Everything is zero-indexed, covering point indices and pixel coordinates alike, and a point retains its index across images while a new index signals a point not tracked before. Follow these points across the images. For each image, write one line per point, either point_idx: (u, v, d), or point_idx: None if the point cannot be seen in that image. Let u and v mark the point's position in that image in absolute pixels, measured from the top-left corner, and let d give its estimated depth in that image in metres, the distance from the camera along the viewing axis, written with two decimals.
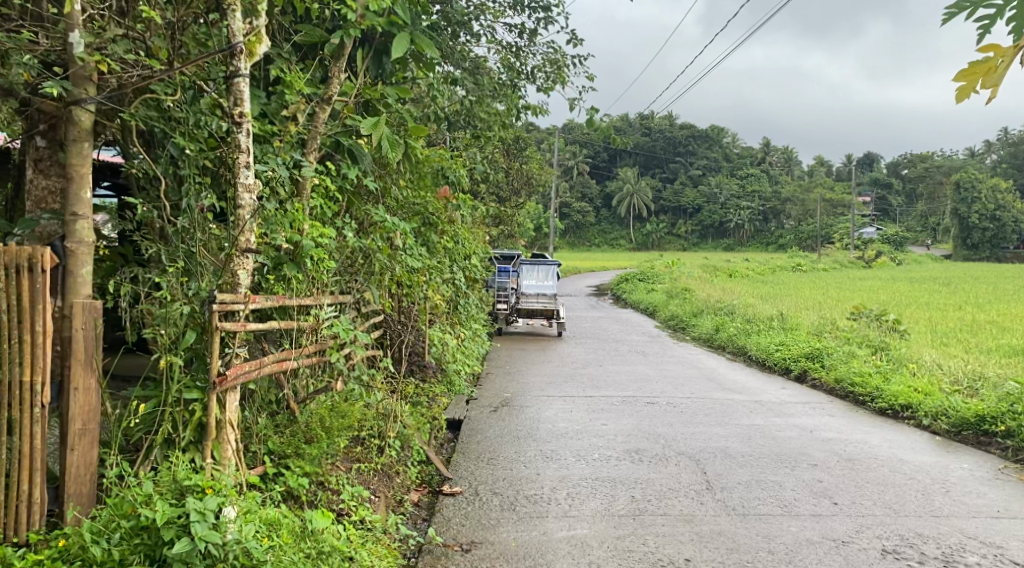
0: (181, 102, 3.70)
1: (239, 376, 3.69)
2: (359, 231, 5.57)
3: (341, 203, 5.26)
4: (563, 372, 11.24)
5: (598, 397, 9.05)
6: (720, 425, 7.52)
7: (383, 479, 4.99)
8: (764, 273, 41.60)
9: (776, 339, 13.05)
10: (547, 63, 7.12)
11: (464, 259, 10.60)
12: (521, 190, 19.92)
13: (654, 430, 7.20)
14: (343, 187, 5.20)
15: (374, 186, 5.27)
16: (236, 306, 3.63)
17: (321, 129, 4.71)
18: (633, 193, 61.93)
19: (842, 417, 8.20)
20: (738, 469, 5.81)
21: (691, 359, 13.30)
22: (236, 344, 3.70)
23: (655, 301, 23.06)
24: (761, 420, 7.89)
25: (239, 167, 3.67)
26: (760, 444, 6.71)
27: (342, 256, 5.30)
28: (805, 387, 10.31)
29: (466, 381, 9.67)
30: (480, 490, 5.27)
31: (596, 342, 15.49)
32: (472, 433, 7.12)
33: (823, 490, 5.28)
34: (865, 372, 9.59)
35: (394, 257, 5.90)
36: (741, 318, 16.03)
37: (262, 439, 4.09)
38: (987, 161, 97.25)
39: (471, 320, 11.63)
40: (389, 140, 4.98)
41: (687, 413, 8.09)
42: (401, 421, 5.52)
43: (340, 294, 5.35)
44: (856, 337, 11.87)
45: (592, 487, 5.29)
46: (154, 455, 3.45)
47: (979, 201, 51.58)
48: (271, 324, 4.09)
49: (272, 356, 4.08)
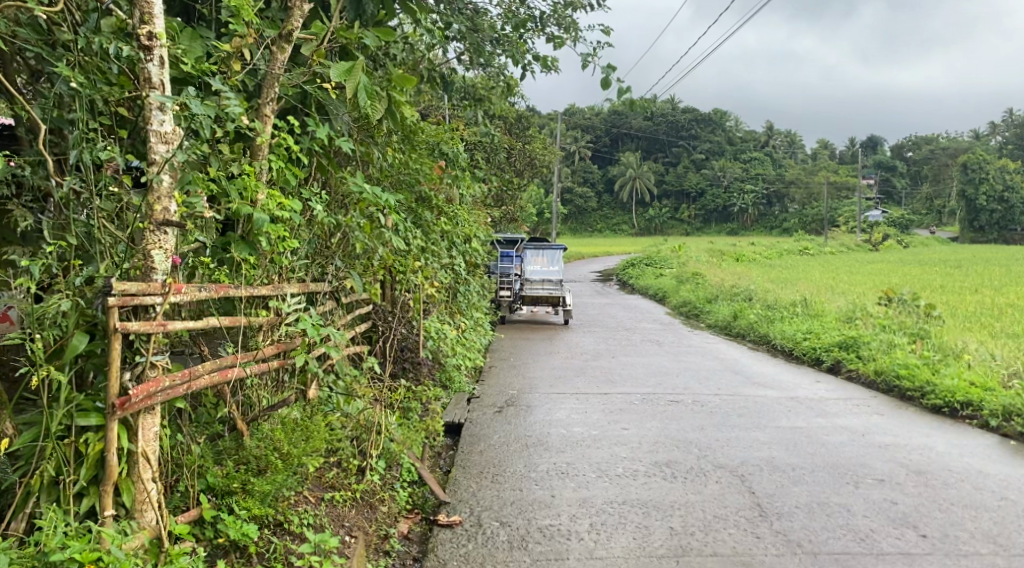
0: (69, 20, 2.75)
1: (153, 395, 2.71)
2: (334, 206, 4.60)
3: (310, 169, 4.27)
4: (573, 364, 10.30)
5: (614, 394, 8.10)
6: (758, 430, 6.57)
7: (363, 512, 4.01)
8: (770, 257, 40.69)
9: (803, 326, 12.08)
10: (558, 11, 6.09)
11: (463, 242, 9.64)
12: (524, 171, 18.90)
13: (684, 437, 6.27)
14: (311, 150, 4.23)
15: (349, 148, 4.27)
16: (149, 300, 2.67)
17: (279, 73, 3.73)
18: (636, 177, 60.88)
19: (894, 416, 7.24)
20: (792, 488, 4.88)
21: (709, 348, 12.35)
22: (150, 351, 2.72)
23: (664, 287, 22.07)
24: (803, 422, 6.94)
25: (150, 109, 2.73)
26: (810, 453, 5.76)
27: (313, 236, 4.32)
28: (841, 381, 9.36)
29: (466, 378, 8.75)
30: (484, 519, 4.33)
31: (606, 331, 14.55)
32: (474, 441, 6.16)
33: (903, 517, 4.34)
34: (911, 364, 8.63)
35: (378, 237, 4.92)
36: (760, 303, 15.06)
37: (198, 472, 3.12)
38: (993, 141, 96.03)
39: (471, 310, 10.69)
40: (367, 91, 3.98)
41: (718, 414, 7.14)
42: (388, 434, 4.57)
43: (311, 282, 4.39)
44: (892, 324, 10.89)
45: (620, 516, 4.36)
46: (31, 505, 2.53)
47: (987, 182, 50.62)
48: (208, 323, 3.12)
49: (210, 364, 3.11)
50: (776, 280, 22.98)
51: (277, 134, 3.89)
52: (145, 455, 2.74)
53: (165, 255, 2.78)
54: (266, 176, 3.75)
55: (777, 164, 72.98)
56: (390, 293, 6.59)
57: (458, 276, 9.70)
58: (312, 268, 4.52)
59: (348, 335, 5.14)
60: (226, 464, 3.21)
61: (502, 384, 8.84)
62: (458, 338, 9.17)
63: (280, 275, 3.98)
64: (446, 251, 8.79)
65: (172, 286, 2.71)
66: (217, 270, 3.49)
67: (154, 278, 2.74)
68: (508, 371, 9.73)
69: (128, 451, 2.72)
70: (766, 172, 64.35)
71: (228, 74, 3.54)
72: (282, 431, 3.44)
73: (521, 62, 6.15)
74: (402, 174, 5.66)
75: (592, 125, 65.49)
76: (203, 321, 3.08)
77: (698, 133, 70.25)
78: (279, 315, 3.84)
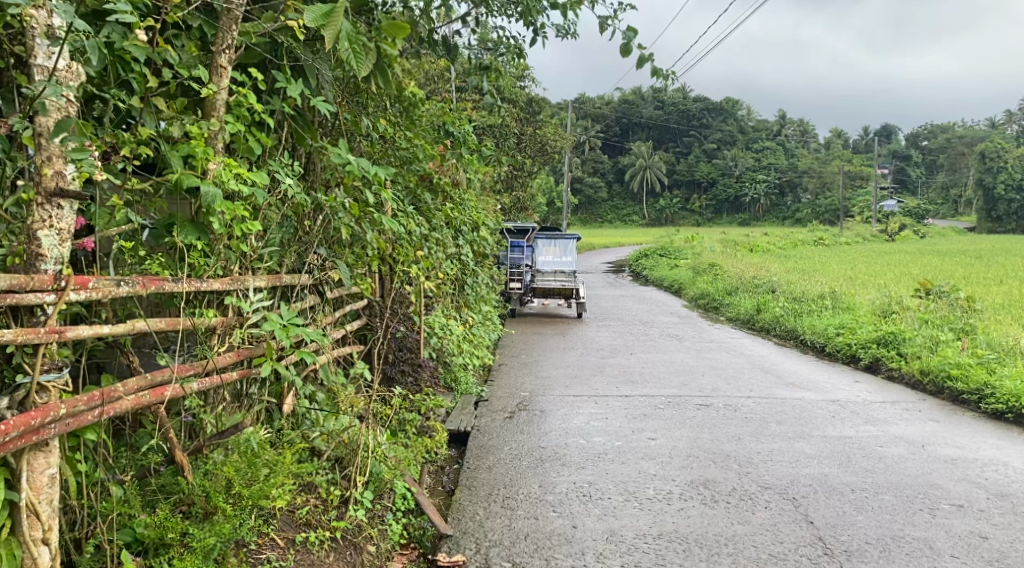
0: None
1: (39, 432, 2.03)
2: (313, 182, 3.87)
3: (280, 134, 3.54)
4: (589, 363, 9.56)
5: (636, 397, 7.36)
6: (802, 441, 5.81)
7: (345, 556, 3.29)
8: (785, 246, 39.77)
9: (834, 321, 11.30)
10: None
11: (470, 230, 8.91)
12: (535, 158, 18.09)
13: (720, 449, 5.55)
14: (283, 113, 3.49)
15: (329, 110, 3.54)
16: (35, 300, 2.07)
17: (237, 12, 2.99)
18: (647, 167, 59.91)
19: (951, 422, 6.48)
20: (857, 515, 4.16)
21: (734, 344, 11.57)
22: (36, 369, 2.05)
23: (679, 278, 21.26)
24: (851, 430, 6.18)
25: (34, 34, 2.14)
26: (867, 470, 5.02)
27: (283, 216, 3.59)
28: (882, 381, 8.59)
29: (474, 377, 8.05)
30: (493, 558, 3.62)
31: (622, 325, 13.79)
32: (480, 455, 5.42)
33: (1001, 558, 3.62)
34: (963, 363, 7.84)
35: (367, 221, 4.19)
36: (785, 296, 14.27)
37: (120, 522, 2.43)
38: (1009, 130, 94.42)
39: (479, 303, 9.97)
40: (353, 37, 3.25)
41: (754, 421, 6.41)
42: (379, 455, 3.85)
43: (285, 274, 3.67)
44: (934, 317, 10.10)
45: (657, 555, 3.65)
46: None
47: (1006, 170, 49.55)
48: (134, 328, 2.43)
49: (136, 381, 2.43)
50: (796, 271, 22.12)
51: (236, 90, 3.16)
52: (32, 509, 2.08)
53: (58, 239, 2.18)
54: (223, 143, 3.04)
55: (790, 153, 71.78)
56: (384, 286, 5.87)
57: (464, 267, 8.98)
58: (288, 255, 3.79)
59: (334, 336, 4.44)
60: (159, 509, 2.50)
61: (512, 385, 8.11)
62: (465, 335, 8.44)
63: (243, 266, 3.27)
64: (449, 241, 8.05)
65: (69, 280, 2.12)
66: (152, 259, 2.78)
67: (43, 269, 2.14)
68: (519, 370, 9.02)
69: (10, 503, 2.05)
70: (778, 162, 63.27)
71: (166, 12, 2.84)
72: (237, 464, 2.73)
73: (535, 23, 5.37)
74: (399, 150, 4.92)
75: (602, 114, 64.47)
76: (126, 326, 2.39)
77: (710, 122, 69.12)
78: (239, 315, 3.13)
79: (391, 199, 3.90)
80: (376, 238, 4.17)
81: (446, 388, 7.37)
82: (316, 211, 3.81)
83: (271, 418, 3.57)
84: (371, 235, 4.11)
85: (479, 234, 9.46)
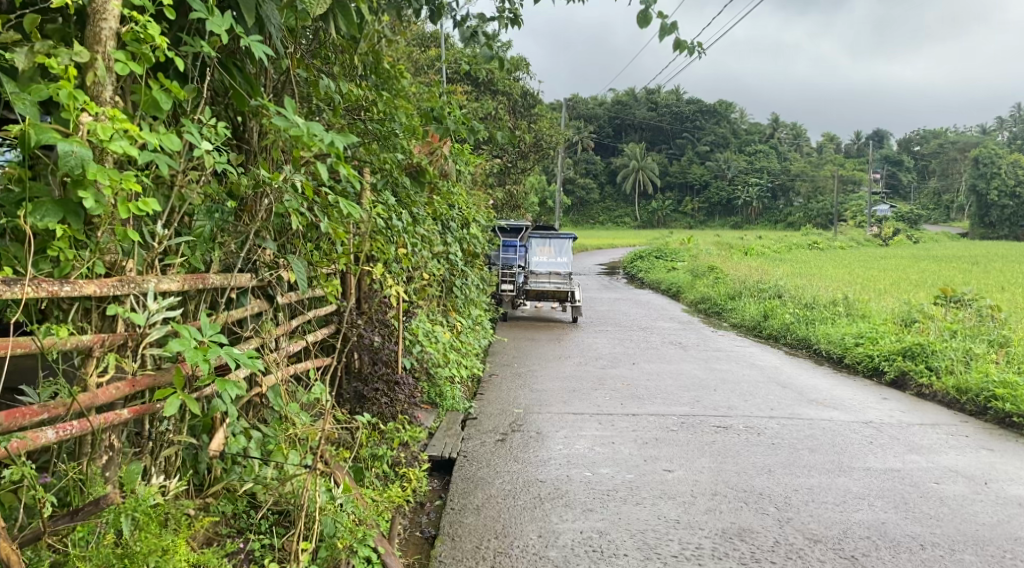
0: None
1: None
2: (255, 154, 3.00)
3: (201, 83, 2.66)
4: (588, 374, 8.72)
5: (644, 416, 6.53)
6: (844, 475, 4.99)
7: None
8: (778, 250, 39.05)
9: (852, 330, 10.49)
10: None
11: (458, 228, 8.07)
12: (530, 154, 17.23)
13: (751, 486, 4.73)
14: (207, 58, 2.64)
15: (269, 53, 2.67)
16: None
17: None
18: (640, 169, 59.24)
19: (1009, 452, 5.67)
20: None
21: (742, 354, 10.74)
22: None
23: (678, 282, 20.42)
24: (896, 461, 5.34)
25: None
26: (932, 516, 4.20)
27: (203, 195, 2.72)
28: (913, 398, 7.79)
29: (462, 391, 7.22)
30: None
31: (621, 330, 12.98)
32: (467, 490, 4.57)
33: None
34: (1009, 382, 7.01)
35: (327, 210, 3.34)
36: (793, 302, 13.47)
37: None
38: (1001, 136, 94.38)
39: (469, 307, 9.13)
40: None
41: (783, 449, 5.59)
42: (336, 512, 3.00)
43: (210, 273, 2.82)
44: (963, 328, 9.31)
45: None
46: None
47: (999, 176, 49.12)
48: None
49: None
50: (799, 276, 21.33)
51: (132, 16, 2.31)
52: None
53: None
54: (107, 89, 2.21)
55: (784, 156, 71.17)
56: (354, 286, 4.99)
57: (453, 267, 8.13)
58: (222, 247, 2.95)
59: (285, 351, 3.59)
60: None
61: (505, 399, 7.26)
62: (452, 343, 7.59)
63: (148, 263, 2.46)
64: (433, 238, 7.19)
65: None
66: None
67: None
68: (511, 380, 8.19)
69: None
70: (772, 165, 62.67)
71: None
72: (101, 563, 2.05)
73: None
74: (373, 126, 4.08)
75: (596, 114, 63.76)
76: None
77: (704, 124, 68.50)
78: (133, 331, 2.31)
79: (355, 180, 3.05)
80: (335, 228, 3.33)
81: (431, 405, 6.55)
82: (255, 193, 2.95)
83: (195, 461, 2.78)
84: (327, 227, 3.25)
85: (467, 231, 8.63)
